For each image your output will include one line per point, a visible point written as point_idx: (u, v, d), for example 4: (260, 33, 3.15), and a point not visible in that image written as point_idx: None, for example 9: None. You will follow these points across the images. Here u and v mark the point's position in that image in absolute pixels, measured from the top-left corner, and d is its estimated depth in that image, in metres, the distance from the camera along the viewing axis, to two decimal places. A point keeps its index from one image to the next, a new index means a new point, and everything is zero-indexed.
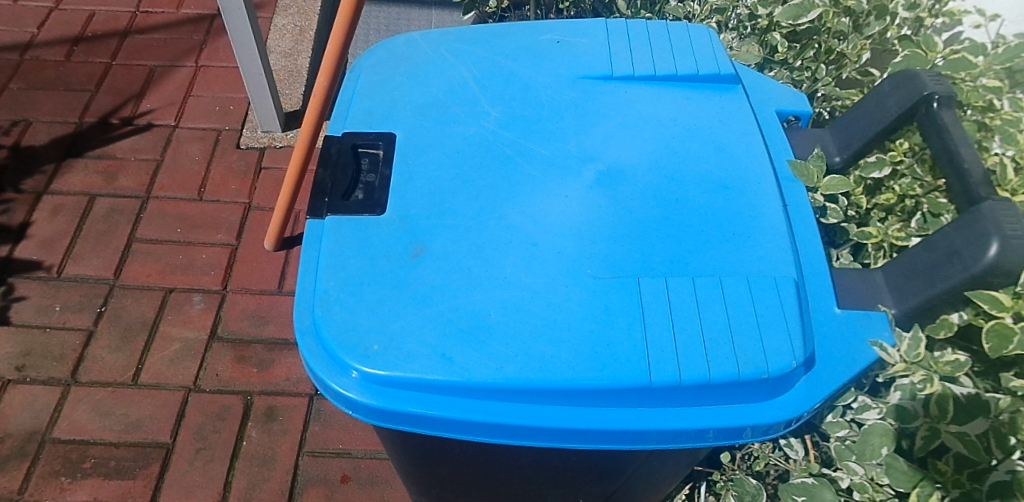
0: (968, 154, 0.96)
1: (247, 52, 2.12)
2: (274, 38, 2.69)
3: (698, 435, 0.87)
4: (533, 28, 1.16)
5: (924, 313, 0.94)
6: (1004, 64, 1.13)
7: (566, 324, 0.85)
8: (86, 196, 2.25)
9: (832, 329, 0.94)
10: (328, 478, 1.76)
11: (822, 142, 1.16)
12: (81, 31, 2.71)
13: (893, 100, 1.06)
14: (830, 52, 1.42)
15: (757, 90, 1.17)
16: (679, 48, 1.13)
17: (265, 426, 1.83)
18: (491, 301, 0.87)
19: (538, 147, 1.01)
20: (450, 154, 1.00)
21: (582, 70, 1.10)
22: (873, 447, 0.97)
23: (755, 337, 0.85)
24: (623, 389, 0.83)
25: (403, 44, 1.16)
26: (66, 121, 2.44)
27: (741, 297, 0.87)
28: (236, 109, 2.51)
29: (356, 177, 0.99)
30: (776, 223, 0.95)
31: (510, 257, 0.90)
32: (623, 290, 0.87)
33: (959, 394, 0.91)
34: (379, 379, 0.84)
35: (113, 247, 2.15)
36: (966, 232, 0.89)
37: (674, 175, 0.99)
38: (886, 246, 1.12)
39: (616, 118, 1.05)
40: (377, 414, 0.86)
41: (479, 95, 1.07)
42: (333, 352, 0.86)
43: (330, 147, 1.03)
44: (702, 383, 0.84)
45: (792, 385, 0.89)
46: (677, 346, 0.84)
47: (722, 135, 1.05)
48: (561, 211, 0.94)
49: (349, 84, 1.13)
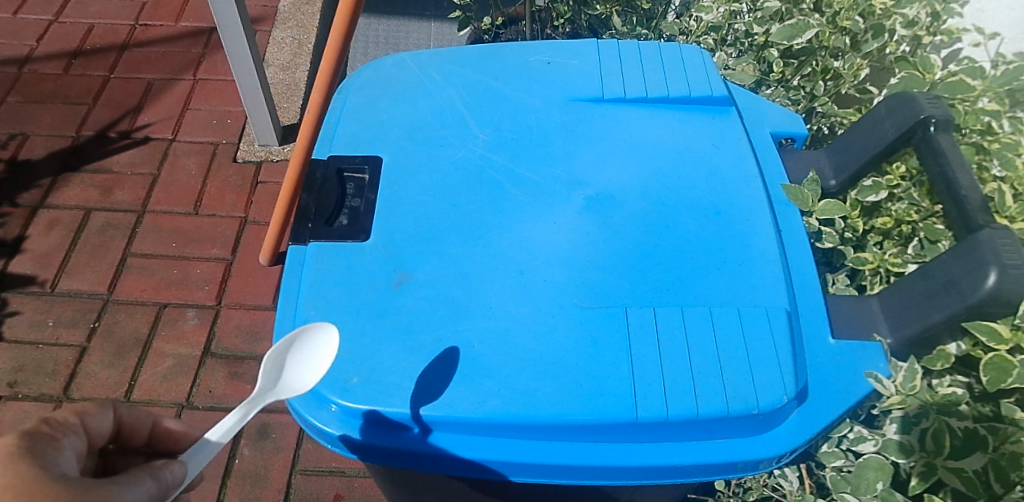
0: (966, 180, 0.94)
1: (244, 66, 2.11)
2: (273, 51, 2.69)
3: (687, 470, 0.85)
4: (523, 48, 1.14)
5: (921, 342, 0.92)
6: (1003, 88, 1.11)
7: (552, 357, 0.83)
8: (81, 210, 2.24)
9: (827, 360, 0.91)
10: (321, 497, 1.74)
11: (818, 165, 1.14)
12: (79, 44, 2.71)
13: (889, 123, 1.04)
14: (827, 71, 1.39)
15: (752, 110, 1.15)
16: (671, 69, 1.11)
17: (257, 444, 1.81)
18: (475, 333, 0.84)
19: (526, 172, 0.99)
20: (437, 178, 0.99)
21: (573, 92, 1.08)
22: (868, 482, 0.95)
23: (746, 370, 0.83)
24: (609, 425, 0.81)
25: (391, 64, 1.14)
26: (63, 134, 2.43)
27: (732, 329, 0.85)
28: (233, 123, 2.49)
29: (341, 201, 0.98)
30: (769, 250, 0.93)
31: (496, 286, 0.88)
32: (611, 321, 0.85)
33: (956, 428, 0.88)
34: (358, 413, 0.82)
35: (108, 261, 2.14)
36: (964, 261, 0.87)
37: (665, 200, 0.97)
38: (883, 271, 1.10)
39: (607, 141, 1.03)
40: (359, 448, 0.84)
41: (467, 117, 1.05)
42: (312, 386, 0.84)
43: (316, 171, 1.02)
44: (691, 418, 0.81)
45: (785, 419, 0.87)
46: (666, 380, 0.82)
47: (715, 159, 1.03)
48: (549, 239, 0.92)
49: (336, 106, 1.11)
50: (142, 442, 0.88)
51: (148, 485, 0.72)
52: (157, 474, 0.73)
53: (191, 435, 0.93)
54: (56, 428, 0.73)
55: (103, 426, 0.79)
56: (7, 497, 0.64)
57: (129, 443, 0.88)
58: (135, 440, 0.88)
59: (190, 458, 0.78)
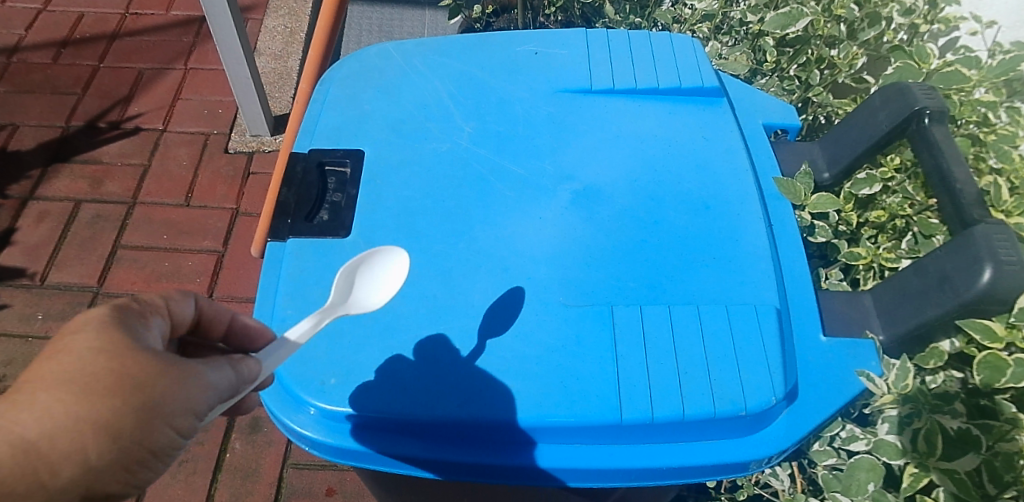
0: (961, 174, 0.91)
1: (233, 56, 2.08)
2: (265, 40, 2.65)
3: (674, 472, 0.84)
4: (510, 37, 1.12)
5: (915, 340, 0.90)
6: (999, 78, 1.08)
7: (535, 357, 0.81)
8: (71, 202, 2.22)
9: (818, 358, 0.89)
10: (312, 492, 1.73)
11: (811, 157, 1.12)
12: (69, 33, 2.67)
13: (884, 114, 1.02)
14: (822, 60, 1.36)
15: (744, 101, 1.12)
16: (661, 60, 1.09)
17: (249, 438, 1.79)
18: (455, 332, 0.82)
19: (512, 166, 0.97)
20: (420, 172, 0.96)
21: (560, 83, 1.05)
22: (859, 483, 0.93)
23: (733, 370, 0.81)
24: (592, 427, 0.79)
25: (375, 55, 1.12)
26: (52, 125, 2.40)
27: (720, 328, 0.83)
28: (225, 113, 2.46)
29: (322, 196, 0.95)
30: (760, 246, 0.91)
31: (479, 284, 0.86)
32: (596, 319, 0.83)
33: (949, 428, 0.87)
34: (337, 415, 0.81)
35: (98, 253, 2.11)
36: (958, 257, 0.84)
37: (654, 195, 0.95)
38: (876, 266, 1.08)
39: (595, 134, 1.00)
40: (338, 451, 0.83)
41: (452, 110, 1.02)
42: (288, 387, 0.82)
43: (295, 164, 0.99)
44: (677, 420, 0.80)
45: (774, 419, 0.85)
46: (651, 380, 0.80)
47: (706, 152, 1.00)
48: (534, 235, 0.90)
49: (318, 97, 1.09)
50: (218, 336, 0.81)
51: (226, 372, 0.67)
52: (237, 361, 0.68)
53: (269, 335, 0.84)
54: (144, 306, 0.69)
55: (187, 312, 0.74)
56: (99, 360, 0.61)
57: (206, 336, 0.82)
58: (211, 332, 0.81)
59: (265, 355, 0.72)
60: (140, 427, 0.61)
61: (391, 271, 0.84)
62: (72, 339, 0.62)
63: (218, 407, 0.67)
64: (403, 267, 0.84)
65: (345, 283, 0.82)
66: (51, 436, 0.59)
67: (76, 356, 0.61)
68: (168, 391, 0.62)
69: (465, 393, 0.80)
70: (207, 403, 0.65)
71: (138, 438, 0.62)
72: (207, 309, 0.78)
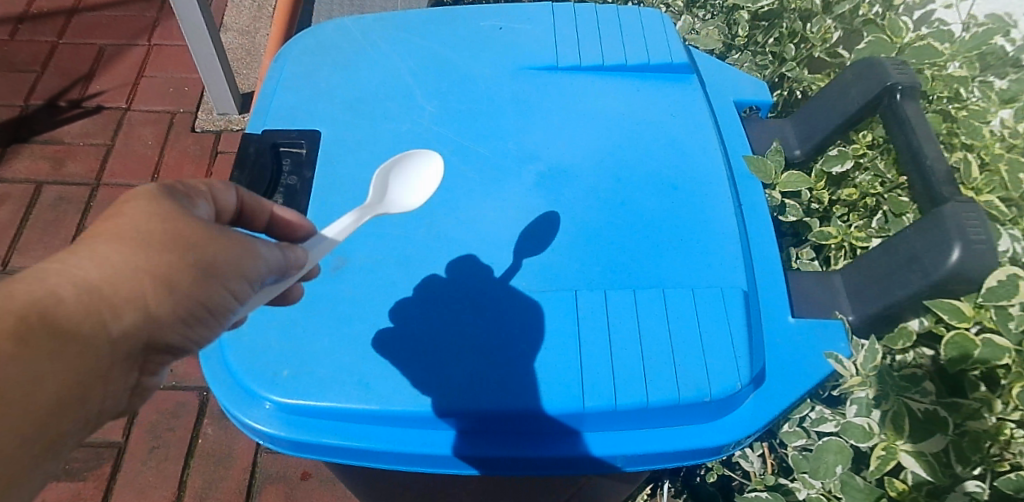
0: (931, 150, 0.89)
1: (196, 32, 2.00)
2: (231, 14, 2.56)
3: (640, 459, 0.82)
4: (474, 12, 1.07)
5: (883, 320, 0.89)
6: (972, 51, 1.07)
7: (496, 345, 0.79)
8: (32, 184, 2.15)
9: (785, 340, 0.88)
10: (287, 476, 1.71)
11: (783, 134, 1.10)
12: (26, 8, 2.57)
13: (856, 90, 1.00)
14: (795, 34, 1.34)
15: (715, 78, 1.10)
16: (630, 35, 1.05)
17: (221, 423, 1.76)
18: (414, 321, 0.80)
19: (474, 146, 0.94)
20: (379, 154, 0.93)
21: (525, 60, 1.02)
22: (827, 465, 0.94)
23: (698, 356, 0.79)
24: (555, 416, 0.78)
25: (333, 30, 1.07)
26: (11, 104, 2.32)
27: (686, 313, 0.81)
28: (191, 90, 2.38)
29: (276, 179, 0.91)
30: (728, 228, 0.89)
31: (439, 269, 0.83)
32: (560, 305, 0.81)
33: (916, 410, 0.86)
34: (293, 408, 0.78)
35: (61, 237, 2.05)
36: (927, 237, 0.83)
37: (620, 176, 0.92)
38: (847, 246, 1.07)
39: (560, 113, 0.97)
40: (294, 445, 0.80)
41: (413, 88, 0.99)
42: (242, 381, 0.79)
43: (248, 146, 0.94)
44: (641, 408, 0.78)
45: (740, 404, 0.84)
46: (615, 368, 0.78)
47: (674, 131, 0.97)
48: (496, 218, 0.87)
49: (274, 75, 1.04)
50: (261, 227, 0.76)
51: (275, 252, 0.65)
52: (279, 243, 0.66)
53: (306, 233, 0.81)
54: (190, 187, 0.64)
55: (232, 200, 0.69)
56: (155, 221, 0.57)
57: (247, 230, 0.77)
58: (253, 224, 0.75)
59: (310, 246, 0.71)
60: (200, 287, 0.58)
61: (427, 173, 0.86)
62: (125, 203, 0.57)
63: (267, 282, 0.65)
64: (439, 168, 0.86)
65: (380, 185, 0.83)
66: (116, 284, 0.53)
67: (133, 216, 0.56)
68: (227, 253, 0.59)
69: (496, 385, 0.77)
70: (260, 272, 0.63)
71: (195, 294, 0.58)
72: (250, 201, 0.72)
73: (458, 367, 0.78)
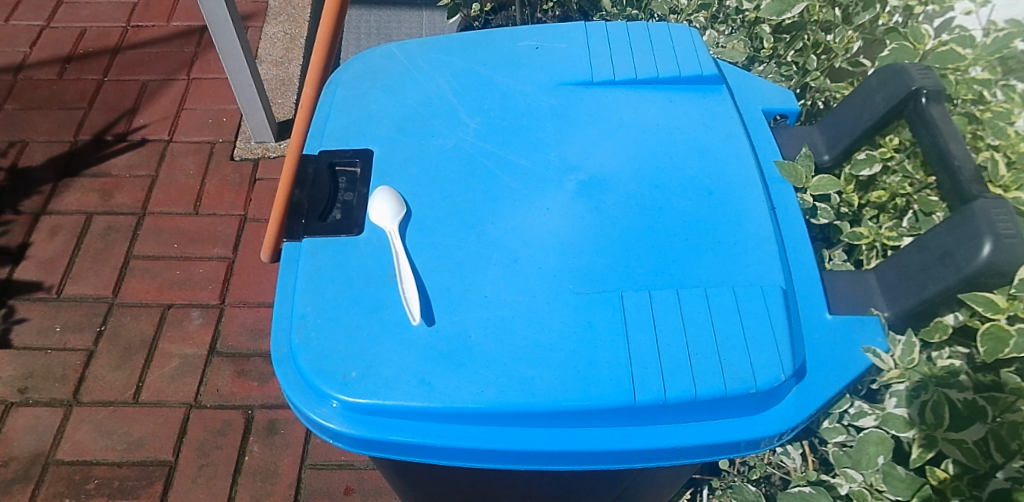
0: (958, 150, 0.93)
1: (235, 64, 2.08)
2: (265, 47, 2.66)
3: (686, 451, 0.86)
4: (511, 34, 1.14)
5: (918, 315, 0.91)
6: (993, 56, 1.10)
7: (550, 343, 0.83)
8: (83, 215, 2.24)
9: (825, 336, 0.91)
10: (331, 491, 1.74)
11: (811, 140, 1.14)
12: (73, 49, 2.69)
13: (880, 95, 1.03)
14: (818, 45, 1.38)
15: (743, 88, 1.15)
16: (660, 49, 1.11)
17: (266, 440, 1.81)
18: (471, 322, 0.85)
19: (517, 158, 0.99)
20: (428, 169, 0.98)
21: (561, 76, 1.07)
22: (869, 456, 0.97)
23: (742, 351, 0.84)
24: (607, 410, 0.82)
25: (380, 56, 1.14)
26: (61, 140, 2.42)
27: (729, 310, 0.85)
28: (229, 121, 2.48)
29: (334, 196, 0.98)
30: (764, 229, 0.93)
31: (490, 274, 0.88)
32: (607, 304, 0.85)
33: (956, 400, 0.88)
34: (358, 407, 0.83)
35: (111, 264, 2.13)
36: (958, 232, 0.85)
37: (657, 183, 0.97)
38: (878, 246, 1.12)
39: (597, 124, 1.03)
40: (360, 442, 0.85)
41: (457, 106, 1.05)
42: (311, 381, 0.85)
43: (307, 166, 1.01)
44: (689, 400, 0.82)
45: (783, 397, 0.87)
46: (663, 361, 0.83)
47: (707, 139, 1.02)
48: (542, 225, 0.92)
49: (325, 100, 1.11)
50: (318, 189, 0.99)
51: None
52: None
53: (342, 186, 0.99)
54: None
55: None
56: None
57: (320, 190, 0.99)
58: None
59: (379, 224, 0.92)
60: None
61: (382, 202, 0.92)
62: None
63: None
64: (383, 197, 0.93)
65: (382, 208, 0.92)
66: None
67: None
68: None
69: (532, 380, 0.82)
70: None
71: None
72: None
73: (499, 362, 0.83)
